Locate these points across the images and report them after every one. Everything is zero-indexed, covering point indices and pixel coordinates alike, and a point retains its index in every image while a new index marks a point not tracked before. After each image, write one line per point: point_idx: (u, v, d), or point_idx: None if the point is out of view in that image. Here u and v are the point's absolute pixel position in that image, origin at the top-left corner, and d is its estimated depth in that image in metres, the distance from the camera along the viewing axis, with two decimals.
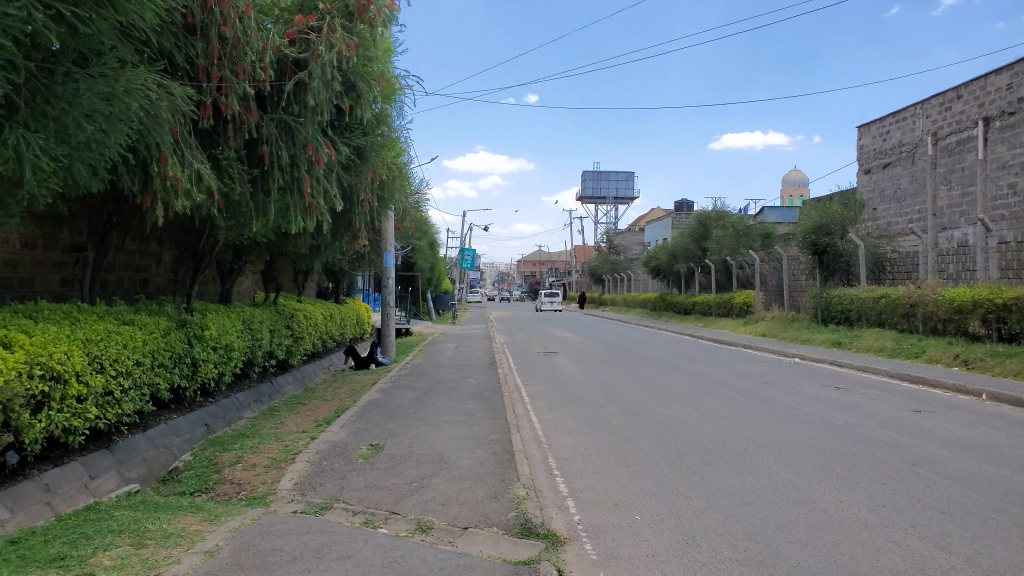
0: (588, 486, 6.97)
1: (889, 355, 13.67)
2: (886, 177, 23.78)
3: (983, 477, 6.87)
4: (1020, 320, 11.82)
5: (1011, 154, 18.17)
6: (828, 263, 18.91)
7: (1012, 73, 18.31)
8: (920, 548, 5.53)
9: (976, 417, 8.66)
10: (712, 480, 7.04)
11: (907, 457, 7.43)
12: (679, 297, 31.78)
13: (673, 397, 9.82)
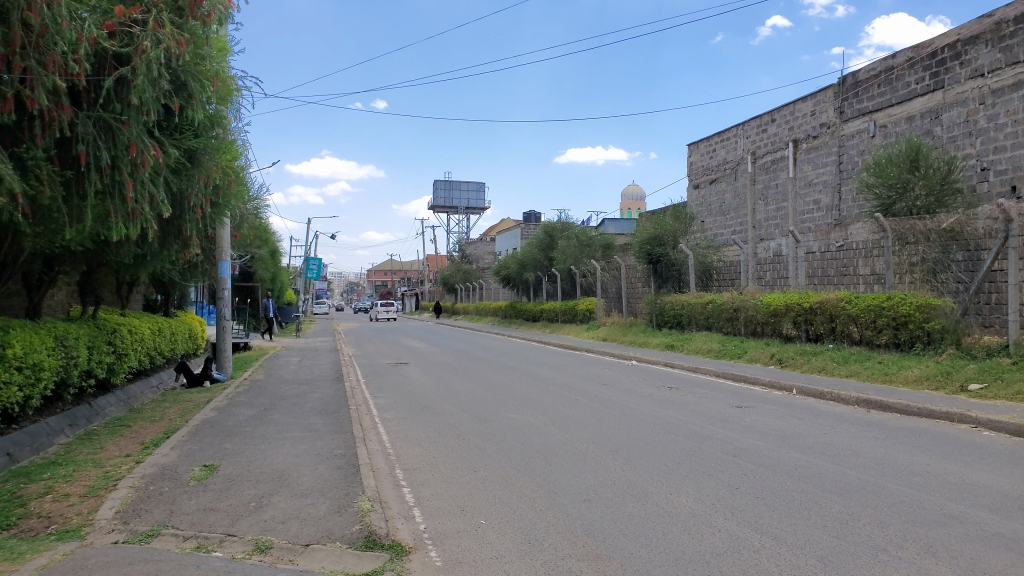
0: (434, 495, 6.95)
1: (715, 356, 14.71)
2: (713, 192, 25.83)
3: (793, 464, 7.58)
4: (823, 323, 13.23)
5: (815, 173, 20.38)
6: (661, 271, 20.15)
7: (815, 101, 20.46)
8: (739, 532, 6.00)
9: (787, 409, 9.55)
10: (555, 481, 7.25)
11: (729, 449, 8.05)
12: (527, 306, 32.59)
13: (519, 402, 10.03)
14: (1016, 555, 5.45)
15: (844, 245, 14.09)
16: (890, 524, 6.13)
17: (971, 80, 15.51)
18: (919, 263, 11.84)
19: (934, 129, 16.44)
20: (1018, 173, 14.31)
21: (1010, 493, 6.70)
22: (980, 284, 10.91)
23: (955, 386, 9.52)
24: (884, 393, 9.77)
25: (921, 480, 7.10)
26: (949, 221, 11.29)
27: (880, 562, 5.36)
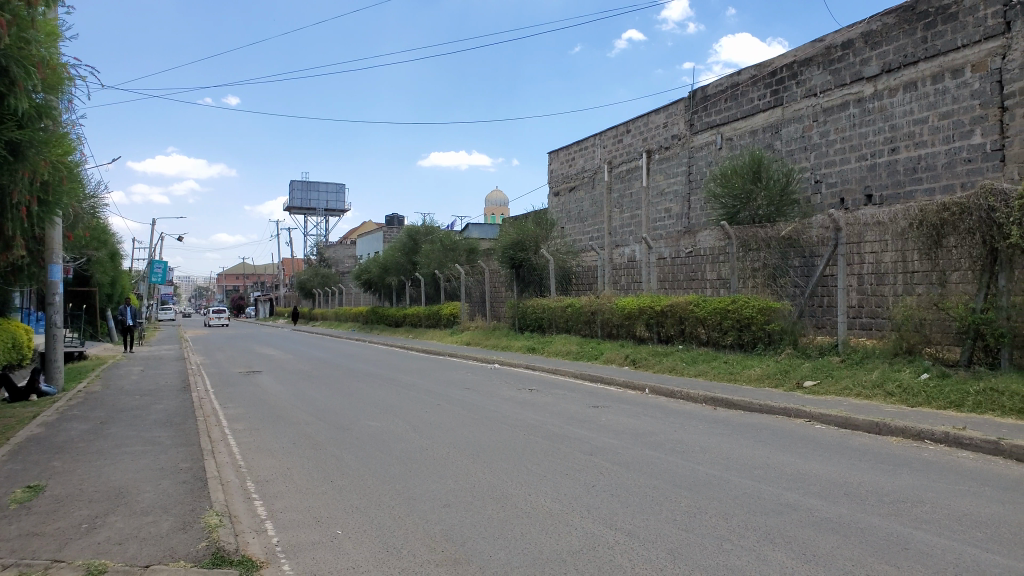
0: (288, 506, 6.72)
1: (574, 357, 15.13)
2: (571, 199, 26.67)
3: (645, 461, 7.93)
4: (673, 325, 13.96)
5: (667, 183, 21.48)
6: (525, 276, 20.71)
7: (669, 113, 21.55)
8: (594, 529, 6.19)
9: (640, 408, 9.95)
10: (414, 488, 7.20)
11: (585, 448, 8.28)
12: (390, 310, 32.15)
13: (378, 409, 9.90)
14: (841, 537, 5.94)
15: (693, 251, 14.86)
16: (733, 515, 6.51)
17: (805, 99, 16.81)
18: (760, 269, 12.70)
19: (774, 143, 17.67)
20: (847, 186, 15.64)
21: (836, 480, 7.31)
22: (813, 289, 11.84)
23: (792, 383, 10.29)
24: (729, 391, 10.40)
25: (761, 472, 7.59)
26: (786, 230, 12.09)
27: (724, 552, 5.68)
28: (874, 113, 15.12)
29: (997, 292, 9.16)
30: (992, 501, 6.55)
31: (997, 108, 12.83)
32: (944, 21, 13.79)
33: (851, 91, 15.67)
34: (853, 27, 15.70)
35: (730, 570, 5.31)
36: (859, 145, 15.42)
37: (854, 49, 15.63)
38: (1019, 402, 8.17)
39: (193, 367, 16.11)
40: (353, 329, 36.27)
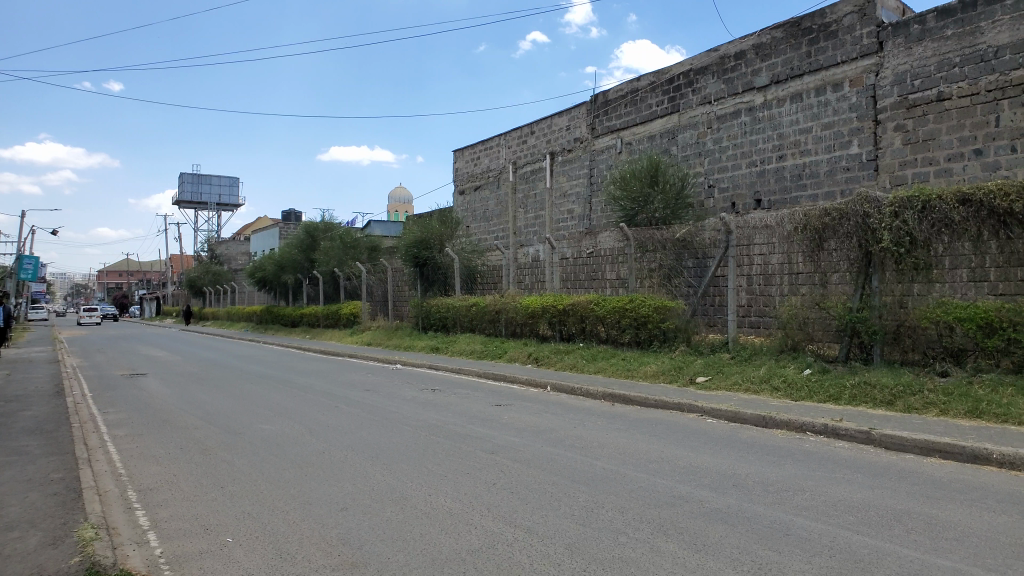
0: (174, 515, 6.38)
1: (478, 356, 15.12)
2: (476, 199, 26.75)
3: (545, 457, 8.03)
4: (575, 323, 14.27)
5: (569, 184, 21.91)
6: (429, 275, 20.54)
7: (571, 116, 21.94)
8: (494, 527, 6.21)
9: (541, 406, 10.07)
10: (311, 492, 7.01)
11: (487, 447, 8.30)
12: (286, 310, 31.16)
13: (274, 412, 9.57)
14: (729, 527, 6.21)
15: (594, 252, 15.19)
16: (629, 508, 6.69)
17: (700, 106, 17.51)
18: (656, 269, 13.13)
19: (671, 148, 18.32)
20: (737, 192, 16.42)
21: (726, 472, 7.64)
22: (706, 289, 12.24)
23: (685, 379, 10.69)
24: (627, 387, 10.69)
25: (656, 466, 7.85)
26: (681, 232, 12.55)
27: (620, 545, 5.82)
28: (763, 122, 15.91)
29: (871, 293, 9.90)
30: (865, 487, 7.02)
31: (871, 121, 13.77)
32: (826, 38, 14.65)
33: (742, 100, 16.43)
34: (744, 39, 16.45)
35: (625, 562, 5.45)
36: (749, 152, 16.20)
37: (745, 60, 16.37)
38: (888, 393, 8.86)
39: (70, 370, 15.05)
40: (246, 329, 34.89)
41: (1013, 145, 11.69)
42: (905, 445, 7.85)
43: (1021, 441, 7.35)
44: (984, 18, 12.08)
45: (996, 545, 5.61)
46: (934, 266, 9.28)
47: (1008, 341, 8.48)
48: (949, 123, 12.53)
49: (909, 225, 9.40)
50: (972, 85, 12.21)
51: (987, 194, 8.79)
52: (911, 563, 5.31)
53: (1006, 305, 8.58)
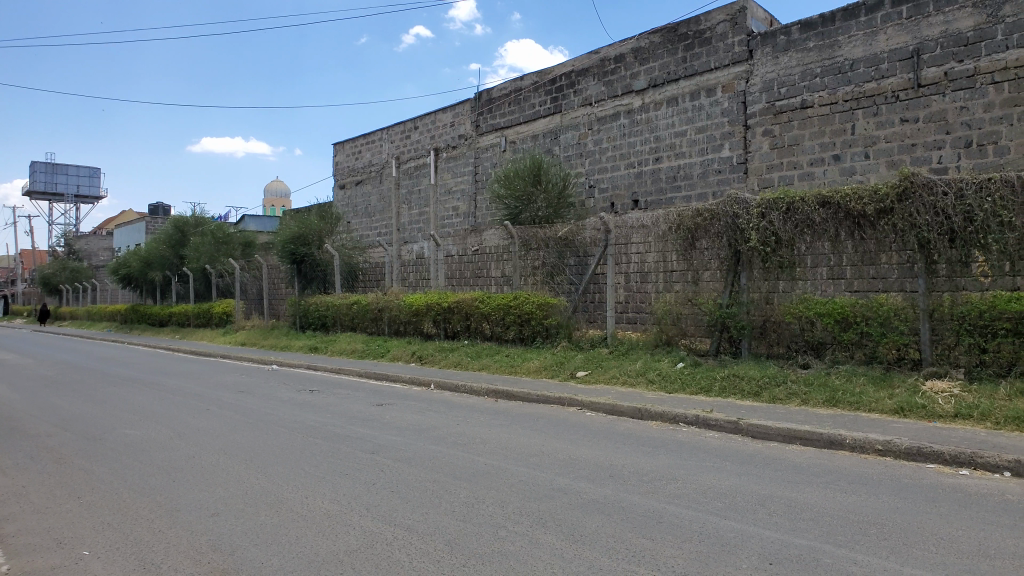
0: (23, 530, 5.98)
1: (360, 355, 14.91)
2: (357, 194, 26.36)
3: (426, 455, 8.04)
4: (459, 321, 14.45)
5: (454, 181, 21.98)
6: (307, 272, 20.30)
7: (455, 112, 21.92)
8: (372, 527, 6.16)
9: (424, 404, 10.05)
10: (179, 498, 6.72)
11: (367, 447, 8.22)
12: (152, 309, 29.70)
13: (138, 416, 9.12)
14: (606, 517, 6.40)
15: (479, 249, 15.28)
16: (509, 503, 6.79)
17: (581, 107, 17.89)
18: (540, 267, 13.40)
19: (554, 148, 18.63)
20: (616, 192, 16.94)
21: (603, 464, 7.87)
22: (587, 286, 12.62)
23: (566, 373, 10.97)
24: (510, 383, 10.86)
25: (537, 459, 8.00)
26: (563, 231, 12.85)
27: (499, 538, 5.91)
28: (641, 124, 16.43)
29: (740, 289, 10.51)
30: (732, 474, 7.42)
31: (741, 126, 14.49)
32: (700, 44, 15.24)
33: (622, 102, 16.90)
34: (624, 42, 16.90)
35: (504, 556, 5.53)
36: (627, 153, 16.71)
37: (625, 63, 16.83)
38: (755, 385, 9.39)
39: None
40: (109, 329, 32.66)
41: (867, 152, 12.62)
42: (768, 433, 8.33)
43: (871, 426, 7.96)
44: (841, 33, 12.94)
45: (847, 522, 6.06)
46: (797, 265, 9.96)
47: (861, 334, 9.26)
48: (811, 129, 13.38)
49: (775, 225, 10.03)
50: (832, 95, 13.09)
51: (843, 198, 9.47)
52: (772, 544, 5.66)
53: (860, 302, 9.29)
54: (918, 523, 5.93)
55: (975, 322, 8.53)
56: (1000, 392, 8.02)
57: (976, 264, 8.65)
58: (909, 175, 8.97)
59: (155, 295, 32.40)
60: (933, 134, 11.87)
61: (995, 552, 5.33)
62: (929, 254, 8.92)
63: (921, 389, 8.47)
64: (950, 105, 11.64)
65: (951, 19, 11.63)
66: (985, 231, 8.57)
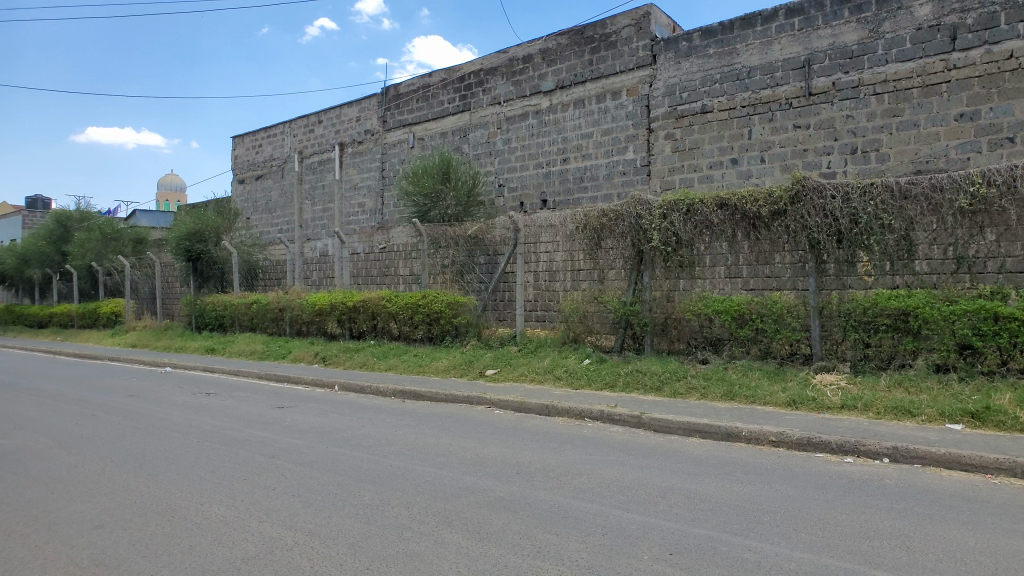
0: None
1: (259, 356, 14.46)
2: (257, 189, 25.58)
3: (330, 458, 7.89)
4: (364, 321, 14.31)
5: (359, 177, 21.64)
6: (202, 270, 19.67)
7: (360, 108, 21.62)
8: (271, 533, 5.98)
9: (329, 406, 9.85)
10: (58, 511, 6.31)
11: (268, 451, 7.99)
12: (30, 309, 27.84)
13: (13, 425, 8.51)
14: (512, 514, 6.46)
15: (387, 247, 15.05)
16: (415, 503, 6.73)
17: (490, 106, 17.94)
18: (450, 265, 13.35)
19: (462, 146, 18.61)
20: (524, 192, 17.09)
21: (510, 461, 7.93)
22: (496, 284, 12.70)
23: (475, 372, 11.00)
24: (417, 383, 10.79)
25: (444, 459, 7.97)
26: (473, 229, 12.88)
27: (405, 539, 5.86)
28: (549, 125, 16.63)
29: (643, 288, 10.82)
30: (636, 468, 7.62)
31: (645, 129, 14.90)
32: (606, 47, 15.56)
33: (530, 102, 17.05)
34: (531, 43, 17.05)
35: (409, 558, 5.47)
36: (536, 153, 16.88)
37: (533, 64, 16.99)
38: (657, 380, 9.68)
39: None
40: None
41: (762, 157, 13.23)
42: (670, 427, 8.60)
43: (765, 418, 8.34)
44: (739, 41, 13.49)
45: (743, 511, 6.31)
46: (696, 264, 10.33)
47: (756, 331, 9.68)
48: (710, 134, 13.88)
49: (676, 226, 10.36)
50: (729, 101, 13.63)
51: (739, 200, 9.87)
52: (672, 535, 5.84)
53: (755, 299, 9.73)
54: (808, 510, 6.25)
55: (859, 318, 9.07)
56: (881, 383, 8.57)
57: (860, 264, 9.23)
58: (801, 179, 9.42)
59: (32, 295, 30.38)
60: (822, 140, 12.55)
61: (875, 533, 5.68)
62: (819, 254, 9.43)
63: (811, 382, 8.94)
64: (837, 113, 12.35)
65: (837, 33, 12.32)
66: (869, 233, 9.14)
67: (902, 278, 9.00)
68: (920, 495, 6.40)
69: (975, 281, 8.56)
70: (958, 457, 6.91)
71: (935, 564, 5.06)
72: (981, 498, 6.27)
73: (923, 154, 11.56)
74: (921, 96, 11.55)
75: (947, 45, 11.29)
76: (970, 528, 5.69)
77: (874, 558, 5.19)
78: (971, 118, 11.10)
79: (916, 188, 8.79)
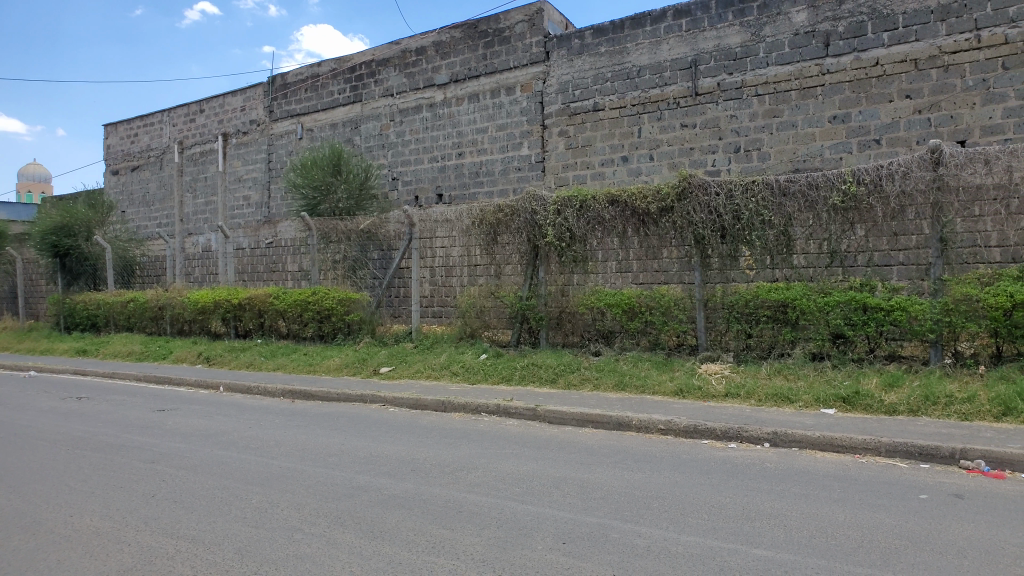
0: None
1: (136, 357, 13.73)
2: (134, 180, 24.26)
3: (213, 462, 7.60)
4: (251, 319, 13.88)
5: (244, 169, 20.89)
6: (73, 266, 18.58)
7: (245, 97, 20.87)
8: (150, 541, 5.70)
9: (214, 408, 9.47)
10: None
11: (145, 457, 7.62)
12: None
13: None
14: (407, 511, 6.40)
15: (275, 242, 14.76)
16: (306, 504, 6.58)
17: (382, 98, 17.66)
18: (341, 260, 13.10)
19: (354, 138, 18.24)
20: (419, 186, 16.95)
21: (405, 458, 7.87)
22: (390, 280, 12.72)
23: (369, 369, 10.86)
24: (309, 382, 10.54)
25: (336, 459, 7.82)
26: (365, 223, 12.69)
27: (294, 541, 5.71)
28: (443, 118, 16.53)
29: (538, 282, 10.99)
30: (530, 459, 7.72)
31: (539, 125, 15.05)
32: (500, 42, 15.60)
33: (424, 96, 16.89)
34: (425, 35, 16.88)
35: (299, 560, 5.35)
36: (430, 147, 16.76)
37: (426, 56, 16.84)
38: (552, 372, 9.85)
39: None
40: None
41: (652, 155, 13.62)
42: (564, 418, 8.77)
43: (654, 407, 8.63)
44: (629, 40, 13.82)
45: (634, 498, 6.50)
46: (589, 259, 10.57)
47: (645, 323, 10.03)
48: (602, 131, 14.18)
49: (569, 222, 10.54)
50: (621, 99, 13.94)
51: (630, 197, 10.13)
52: (565, 524, 5.95)
53: (645, 293, 10.07)
54: (695, 495, 6.50)
55: (742, 310, 9.51)
56: (762, 371, 9.03)
57: (743, 258, 9.65)
58: (687, 177, 9.77)
59: None
60: (707, 139, 13.03)
61: (755, 513, 5.98)
62: (704, 249, 9.80)
63: (697, 371, 9.32)
64: (722, 113, 12.85)
65: (722, 36, 12.81)
66: (750, 229, 9.57)
67: (781, 271, 9.47)
68: (796, 476, 6.79)
69: (847, 274, 9.13)
70: (830, 439, 7.36)
71: (808, 540, 5.37)
72: (850, 476, 6.70)
73: (800, 154, 12.18)
74: (798, 98, 12.17)
75: (821, 51, 11.93)
76: (840, 504, 6.07)
77: (755, 538, 5.46)
78: (843, 120, 11.80)
79: (794, 186, 9.26)
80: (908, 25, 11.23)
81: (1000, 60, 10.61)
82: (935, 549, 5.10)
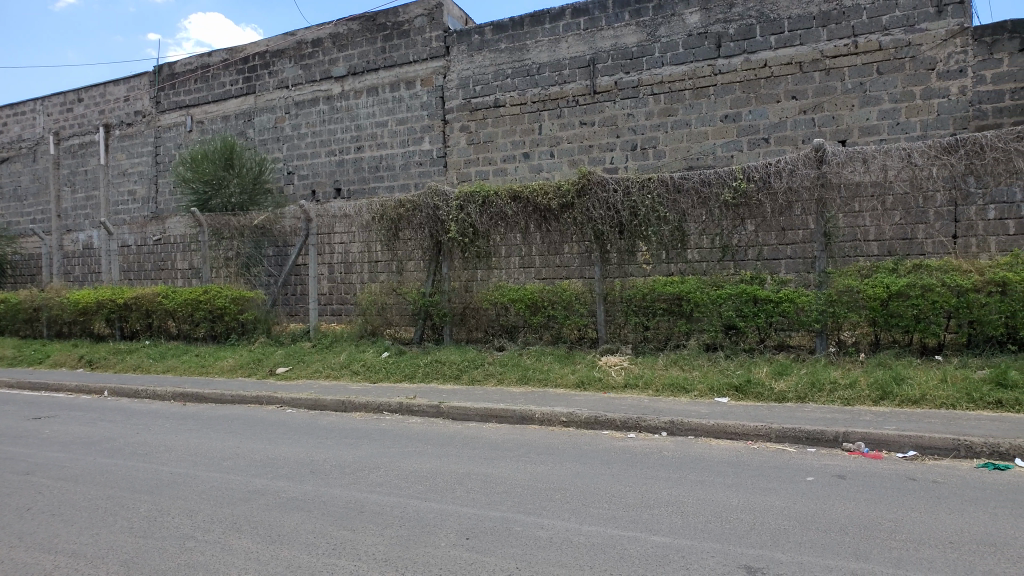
0: None
1: (8, 362, 12.87)
2: (4, 173, 22.71)
3: (95, 471, 7.22)
4: (138, 319, 13.28)
5: (129, 162, 19.92)
6: None
7: (130, 86, 19.89)
8: (25, 559, 5.35)
9: (95, 414, 9.01)
10: None
11: (19, 468, 7.17)
12: None
13: None
14: (306, 513, 6.27)
15: (163, 239, 14.16)
16: (198, 511, 6.34)
17: (276, 90, 17.16)
18: (234, 258, 12.72)
19: (246, 131, 17.66)
20: (317, 180, 16.60)
21: (304, 460, 7.70)
22: (287, 278, 12.43)
23: (266, 370, 10.57)
24: (201, 384, 10.16)
25: (231, 463, 7.57)
26: (259, 219, 12.37)
27: (186, 549, 5.50)
28: (341, 112, 16.22)
29: (442, 278, 10.99)
30: (434, 456, 7.69)
31: (440, 120, 14.98)
32: (399, 36, 15.45)
33: (320, 88, 16.52)
34: (321, 27, 16.54)
35: (190, 568, 5.16)
36: (327, 141, 16.44)
37: (323, 48, 16.49)
38: (456, 368, 9.86)
39: None
40: None
41: (552, 152, 13.79)
42: (467, 414, 8.77)
43: (556, 400, 8.76)
44: (529, 37, 13.95)
45: (535, 491, 6.58)
46: (492, 255, 10.64)
47: (548, 318, 10.17)
48: (504, 128, 14.25)
49: (472, 218, 10.56)
50: (521, 95, 14.06)
51: (531, 193, 10.22)
52: (467, 519, 5.97)
53: (547, 288, 10.19)
54: (595, 486, 6.63)
55: (639, 303, 9.72)
56: (659, 362, 9.30)
57: (639, 253, 9.93)
58: (586, 174, 9.93)
59: None
60: (606, 137, 13.32)
61: (653, 501, 6.16)
62: (604, 245, 10.01)
63: (597, 364, 9.53)
64: (619, 111, 13.15)
65: (619, 35, 13.10)
66: (646, 225, 9.83)
67: (676, 265, 9.80)
68: (689, 464, 7.02)
69: (738, 268, 9.51)
70: (723, 428, 7.66)
71: (701, 525, 5.56)
72: (742, 462, 6.98)
73: (694, 151, 12.59)
74: (692, 97, 12.56)
75: (713, 52, 12.36)
76: (733, 489, 6.32)
77: (653, 525, 5.61)
78: (734, 120, 12.27)
79: (688, 183, 9.57)
80: (793, 29, 11.77)
81: (875, 66, 11.30)
82: (818, 527, 5.38)
